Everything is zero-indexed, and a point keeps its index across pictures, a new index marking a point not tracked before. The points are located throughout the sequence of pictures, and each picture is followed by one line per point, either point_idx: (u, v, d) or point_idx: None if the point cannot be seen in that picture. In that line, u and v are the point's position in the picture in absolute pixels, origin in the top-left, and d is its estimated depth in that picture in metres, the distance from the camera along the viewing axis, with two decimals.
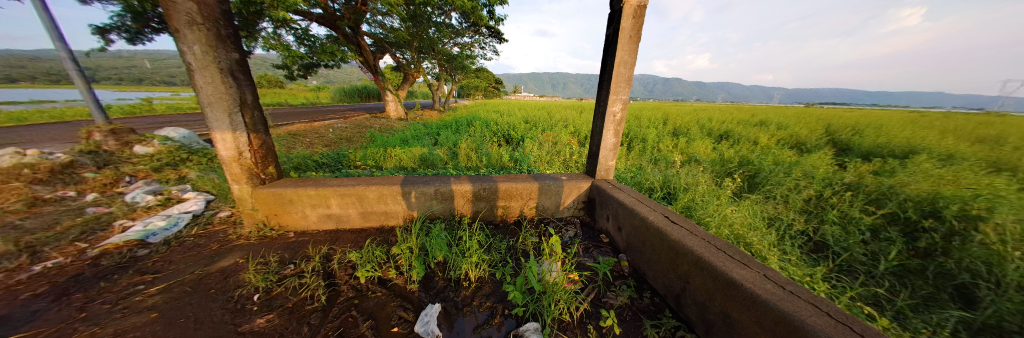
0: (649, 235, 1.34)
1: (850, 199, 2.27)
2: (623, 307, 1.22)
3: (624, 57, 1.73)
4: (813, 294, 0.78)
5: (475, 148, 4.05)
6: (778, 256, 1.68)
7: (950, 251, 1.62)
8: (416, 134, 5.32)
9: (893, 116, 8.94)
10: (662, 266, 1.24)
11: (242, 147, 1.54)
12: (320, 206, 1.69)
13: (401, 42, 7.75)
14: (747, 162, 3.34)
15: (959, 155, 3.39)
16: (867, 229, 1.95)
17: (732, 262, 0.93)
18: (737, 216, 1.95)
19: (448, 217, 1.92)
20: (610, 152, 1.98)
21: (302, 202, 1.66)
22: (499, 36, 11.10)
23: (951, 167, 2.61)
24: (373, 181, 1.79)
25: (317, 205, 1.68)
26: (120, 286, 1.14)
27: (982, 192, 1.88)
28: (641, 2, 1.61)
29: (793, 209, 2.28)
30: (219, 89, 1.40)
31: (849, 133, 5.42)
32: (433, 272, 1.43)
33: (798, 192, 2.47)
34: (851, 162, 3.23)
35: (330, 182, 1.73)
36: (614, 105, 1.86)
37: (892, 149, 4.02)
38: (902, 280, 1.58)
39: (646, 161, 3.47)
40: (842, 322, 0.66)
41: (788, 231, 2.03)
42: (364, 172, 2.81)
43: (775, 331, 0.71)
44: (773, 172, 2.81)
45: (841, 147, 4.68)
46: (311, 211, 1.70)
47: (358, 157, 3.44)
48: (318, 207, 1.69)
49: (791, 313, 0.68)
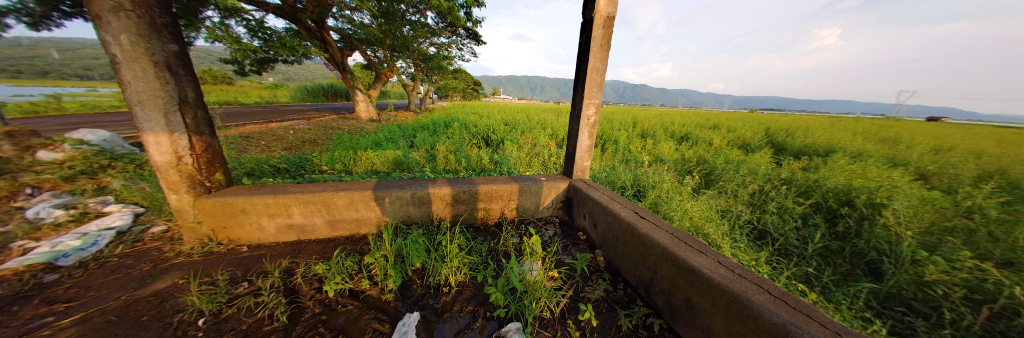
0: (621, 229, 1.43)
1: (785, 191, 2.62)
2: (599, 300, 1.29)
3: (596, 63, 1.83)
4: (757, 275, 0.89)
5: (454, 151, 3.99)
6: (731, 244, 1.88)
7: (861, 233, 1.94)
8: (389, 136, 5.08)
9: (818, 121, 10.44)
10: (633, 259, 1.33)
11: (182, 151, 1.36)
12: (280, 216, 1.55)
13: (372, 39, 7.40)
14: (704, 161, 3.70)
15: (865, 153, 4.09)
16: (799, 217, 2.27)
17: (691, 252, 1.03)
18: (696, 209, 2.15)
19: (426, 222, 1.88)
20: (585, 153, 2.08)
21: (257, 212, 1.50)
22: (477, 38, 11.11)
23: (860, 163, 3.13)
24: (343, 187, 1.68)
25: (276, 214, 1.54)
26: (19, 321, 0.94)
27: (883, 184, 2.28)
28: (610, 13, 1.73)
29: (742, 202, 2.57)
30: (153, 85, 1.23)
31: (785, 135, 6.25)
32: (411, 280, 1.38)
33: (745, 187, 2.79)
34: (786, 160, 3.72)
35: (292, 189, 1.60)
36: (588, 108, 1.95)
37: (816, 148, 4.70)
38: (827, 260, 1.86)
39: (618, 162, 3.69)
40: (780, 298, 0.76)
41: (738, 221, 2.28)
42: (332, 176, 2.64)
43: (727, 310, 0.81)
44: (725, 170, 3.15)
45: (778, 146, 5.37)
46: (268, 221, 1.55)
47: (323, 160, 3.22)
48: (278, 216, 1.55)
49: (740, 293, 0.77)
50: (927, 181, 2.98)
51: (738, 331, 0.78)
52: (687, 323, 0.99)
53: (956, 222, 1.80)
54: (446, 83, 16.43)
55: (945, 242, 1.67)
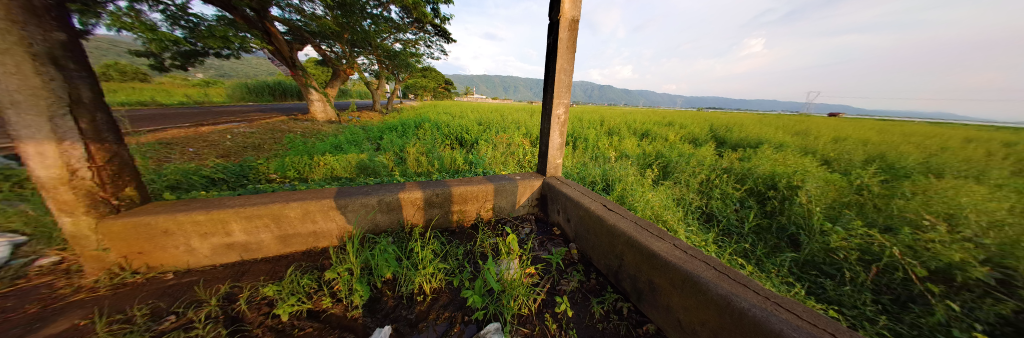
0: (592, 222, 1.50)
1: (727, 179, 3.00)
2: (574, 291, 1.35)
3: (564, 64, 1.90)
4: (706, 255, 1.00)
5: (425, 153, 3.84)
6: (685, 228, 2.11)
7: (785, 212, 2.30)
8: (351, 139, 4.71)
9: (751, 118, 12.09)
10: (603, 249, 1.42)
11: (77, 163, 1.11)
12: (215, 235, 1.35)
13: (326, 33, 6.79)
14: (662, 155, 4.06)
15: (786, 144, 4.85)
16: (737, 201, 2.61)
17: (652, 238, 1.13)
18: (656, 199, 2.37)
19: (397, 230, 1.79)
20: (557, 151, 2.15)
21: (184, 232, 1.29)
22: (446, 35, 10.81)
23: (781, 153, 3.71)
24: (296, 197, 1.52)
25: (210, 233, 1.34)
26: None
27: (799, 169, 2.73)
28: (575, 17, 1.82)
29: (694, 190, 2.88)
30: (36, 83, 0.98)
31: (725, 130, 7.15)
32: (380, 292, 1.30)
33: (695, 176, 3.13)
34: (727, 151, 4.26)
35: (232, 203, 1.40)
36: (558, 108, 2.02)
37: (750, 141, 5.46)
38: (760, 236, 2.17)
39: (588, 158, 3.89)
40: (724, 272, 0.88)
41: (690, 207, 2.56)
42: (283, 186, 2.37)
43: (683, 288, 0.90)
44: (679, 162, 3.50)
45: (720, 140, 6.12)
46: (200, 242, 1.34)
47: (272, 167, 2.87)
48: (214, 234, 1.35)
49: (692, 272, 0.87)
50: (829, 165, 3.65)
51: (691, 305, 0.88)
52: (650, 304, 1.09)
53: (850, 198, 2.23)
54: (414, 82, 15.71)
55: (843, 215, 2.05)
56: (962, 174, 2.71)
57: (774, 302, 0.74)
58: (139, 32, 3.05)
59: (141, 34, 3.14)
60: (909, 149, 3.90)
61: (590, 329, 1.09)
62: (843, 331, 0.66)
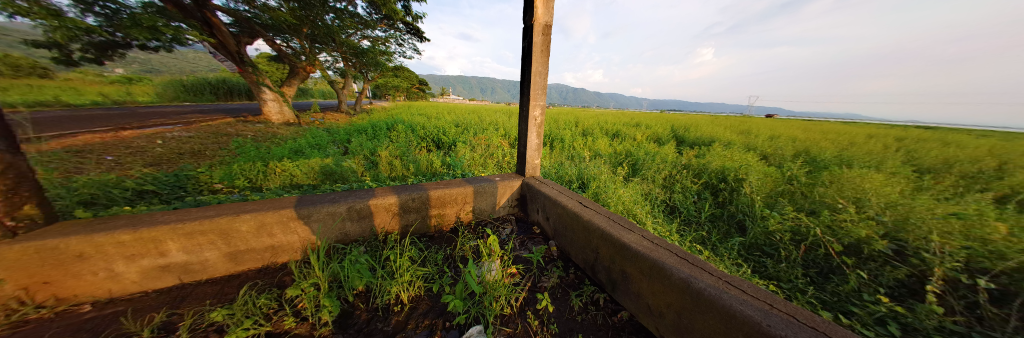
0: (569, 219, 1.58)
1: (687, 174, 3.31)
2: (554, 286, 1.40)
3: (538, 68, 1.96)
4: (670, 244, 1.10)
5: (399, 156, 3.69)
6: (652, 220, 2.29)
7: (733, 202, 2.60)
8: (315, 142, 4.36)
9: (705, 118, 13.39)
10: (580, 244, 1.49)
11: None
12: (147, 256, 1.15)
13: (281, 26, 6.19)
14: (631, 154, 4.35)
15: (733, 142, 5.48)
16: (695, 194, 2.89)
17: (623, 230, 1.22)
18: (626, 195, 2.54)
19: (370, 238, 1.70)
20: (535, 152, 2.20)
21: (106, 255, 1.08)
22: (418, 33, 10.49)
23: (730, 150, 4.17)
24: (250, 208, 1.37)
25: (139, 255, 1.14)
26: None
27: (745, 165, 3.10)
28: (548, 22, 1.89)
29: (659, 185, 3.13)
30: None
31: (684, 130, 7.86)
32: (352, 306, 1.23)
33: (659, 172, 3.41)
34: (686, 149, 4.69)
35: (171, 218, 1.22)
36: (535, 110, 2.07)
37: (704, 139, 6.07)
38: (714, 223, 2.44)
39: (564, 158, 4.03)
40: (684, 258, 0.98)
41: (656, 200, 2.78)
42: (232, 196, 2.12)
43: (650, 274, 0.99)
44: (645, 160, 3.78)
45: (680, 138, 6.72)
46: (126, 265, 1.13)
47: (216, 176, 2.55)
48: (144, 256, 1.15)
49: (657, 259, 0.96)
50: (768, 159, 4.19)
51: (657, 290, 0.97)
52: (624, 292, 1.17)
53: (784, 188, 2.59)
54: (385, 81, 14.98)
55: (779, 202, 2.38)
56: (863, 165, 3.30)
57: (725, 281, 0.85)
58: (38, 19, 2.54)
59: (41, 21, 2.61)
60: (826, 145, 4.63)
61: (571, 322, 1.14)
62: (778, 301, 0.77)
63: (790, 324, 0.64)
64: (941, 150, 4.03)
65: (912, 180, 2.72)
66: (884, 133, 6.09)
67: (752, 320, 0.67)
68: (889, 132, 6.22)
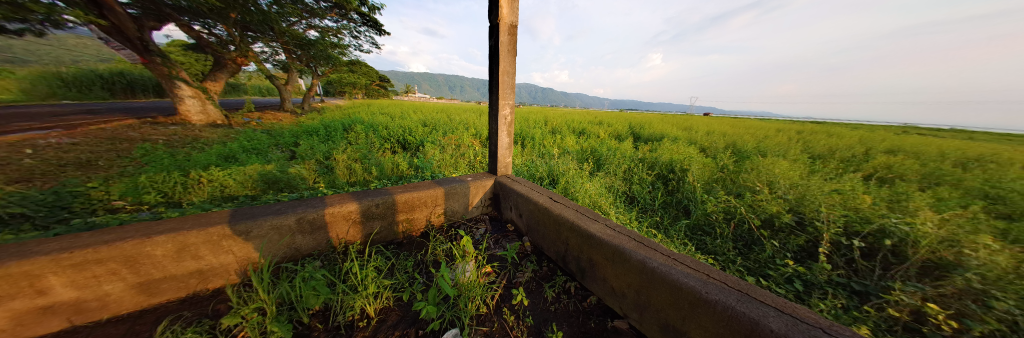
0: (540, 214, 1.64)
1: (644, 166, 3.64)
2: (529, 280, 1.45)
3: (505, 67, 1.98)
4: (629, 230, 1.21)
5: (359, 159, 3.42)
6: (615, 210, 2.49)
7: (680, 190, 2.95)
8: (252, 146, 3.81)
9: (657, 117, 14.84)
10: (551, 237, 1.56)
11: None
12: (17, 297, 0.88)
13: (203, 10, 5.26)
14: (595, 150, 4.64)
15: (680, 137, 6.18)
16: (650, 185, 3.21)
17: (589, 221, 1.32)
18: (591, 188, 2.71)
19: (326, 251, 1.57)
20: (506, 150, 2.22)
21: None
22: (376, 26, 9.78)
23: (678, 144, 4.69)
24: (168, 227, 1.14)
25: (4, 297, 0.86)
26: None
27: (690, 158, 3.52)
28: (513, 23, 1.92)
29: (621, 177, 3.40)
30: None
31: (639, 127, 8.63)
32: (308, 328, 1.12)
33: (620, 166, 3.71)
34: (642, 144, 5.18)
35: (50, 246, 0.95)
36: (504, 109, 2.08)
37: (657, 135, 6.72)
38: (665, 208, 2.75)
39: (535, 156, 4.13)
40: (641, 242, 1.09)
41: (617, 191, 3.03)
42: (142, 215, 1.76)
43: (614, 259, 1.08)
44: (607, 156, 4.08)
45: (636, 134, 7.37)
46: None
47: (116, 190, 2.09)
48: (13, 297, 0.87)
49: (619, 245, 1.05)
50: (707, 151, 4.81)
51: (619, 272, 1.07)
52: (592, 279, 1.26)
53: (718, 175, 3.02)
54: (339, 77, 13.67)
55: (715, 188, 2.77)
56: (775, 154, 3.99)
57: (674, 259, 0.97)
58: None
59: None
60: (749, 138, 5.48)
61: (545, 312, 1.20)
62: (714, 271, 0.91)
63: (722, 289, 0.77)
64: (827, 141, 5.06)
65: (810, 165, 3.36)
66: (789, 127, 7.43)
67: (693, 289, 0.78)
68: (795, 127, 7.58)
